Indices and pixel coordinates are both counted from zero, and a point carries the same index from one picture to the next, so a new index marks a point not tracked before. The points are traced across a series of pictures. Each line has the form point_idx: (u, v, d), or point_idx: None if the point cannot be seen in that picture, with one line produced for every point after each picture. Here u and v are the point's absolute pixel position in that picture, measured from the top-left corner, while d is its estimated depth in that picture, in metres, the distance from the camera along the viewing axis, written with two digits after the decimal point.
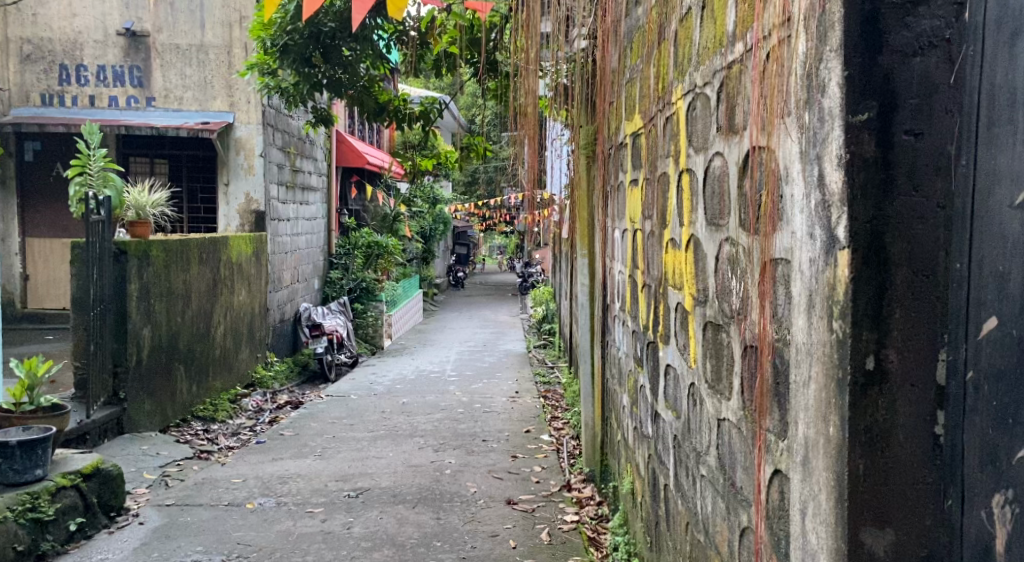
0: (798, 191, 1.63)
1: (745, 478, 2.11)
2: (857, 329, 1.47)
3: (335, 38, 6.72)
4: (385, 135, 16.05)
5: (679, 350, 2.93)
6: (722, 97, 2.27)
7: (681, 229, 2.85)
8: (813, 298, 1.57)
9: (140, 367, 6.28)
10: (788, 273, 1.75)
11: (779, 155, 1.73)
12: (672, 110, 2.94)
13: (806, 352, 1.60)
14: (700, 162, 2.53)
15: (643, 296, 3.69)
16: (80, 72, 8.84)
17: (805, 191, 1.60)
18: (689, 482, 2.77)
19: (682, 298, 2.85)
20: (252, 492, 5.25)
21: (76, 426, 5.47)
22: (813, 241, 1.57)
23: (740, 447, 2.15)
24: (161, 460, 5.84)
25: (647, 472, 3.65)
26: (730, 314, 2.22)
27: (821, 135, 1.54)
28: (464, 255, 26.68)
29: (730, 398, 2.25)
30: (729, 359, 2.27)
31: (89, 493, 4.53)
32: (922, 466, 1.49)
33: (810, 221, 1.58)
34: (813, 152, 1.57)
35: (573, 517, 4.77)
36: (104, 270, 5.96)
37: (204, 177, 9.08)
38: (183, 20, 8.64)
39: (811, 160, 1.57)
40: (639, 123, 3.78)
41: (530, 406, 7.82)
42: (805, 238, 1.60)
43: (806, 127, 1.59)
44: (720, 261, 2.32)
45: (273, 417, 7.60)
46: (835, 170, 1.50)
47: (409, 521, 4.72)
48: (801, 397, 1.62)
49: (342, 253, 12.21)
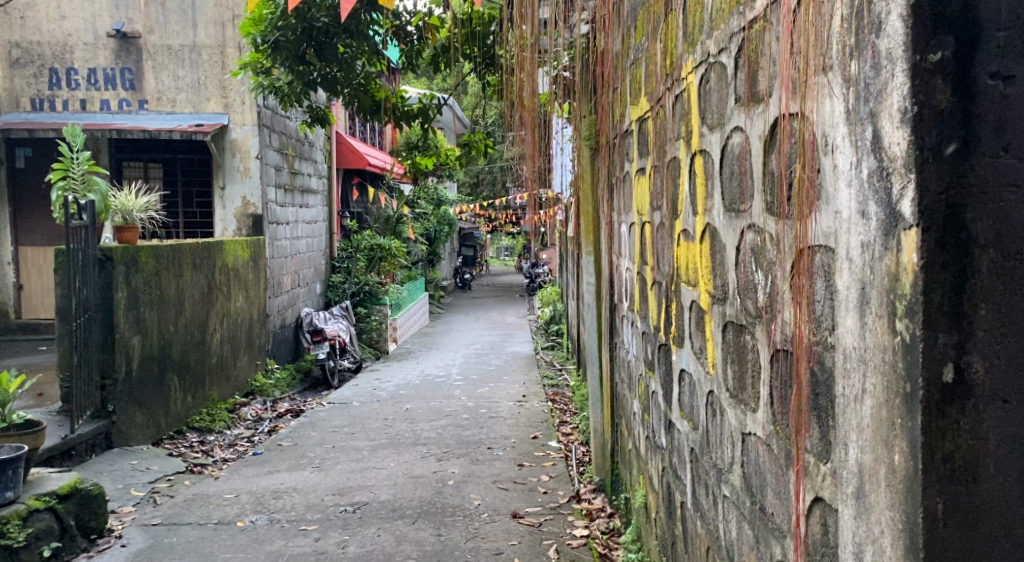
0: (845, 160, 1.33)
1: (776, 503, 1.82)
2: (932, 330, 1.17)
3: (329, 35, 6.42)
4: (387, 136, 15.80)
5: (695, 354, 2.64)
6: (740, 63, 1.99)
7: (694, 219, 2.56)
8: (867, 291, 1.28)
9: (130, 379, 6.01)
10: (831, 261, 1.45)
11: (816, 120, 1.44)
12: (682, 88, 2.66)
13: (859, 358, 1.30)
14: (716, 142, 2.25)
15: (653, 295, 3.40)
16: (71, 75, 8.55)
17: (854, 158, 1.31)
18: (709, 502, 2.49)
19: (697, 296, 2.56)
20: (244, 509, 4.96)
21: (58, 443, 5.19)
22: (867, 222, 1.27)
23: (770, 469, 1.87)
24: (150, 476, 5.55)
25: (661, 486, 3.36)
26: (754, 312, 1.94)
27: (876, 87, 1.25)
28: (472, 257, 26.43)
29: (756, 410, 1.97)
30: (754, 364, 1.98)
31: (67, 515, 4.25)
32: (1019, 503, 1.20)
33: (861, 196, 1.29)
34: (866, 107, 1.27)
35: (583, 532, 4.48)
36: (89, 279, 5.66)
37: (200, 181, 8.75)
38: (175, 20, 8.37)
39: (864, 119, 1.27)
40: (644, 106, 3.52)
41: (537, 410, 7.54)
42: (855, 217, 1.30)
43: (856, 78, 1.30)
44: (742, 252, 2.03)
45: (274, 426, 7.33)
46: (898, 129, 1.20)
47: (408, 539, 4.43)
48: (851, 413, 1.33)
49: (344, 257, 11.92)
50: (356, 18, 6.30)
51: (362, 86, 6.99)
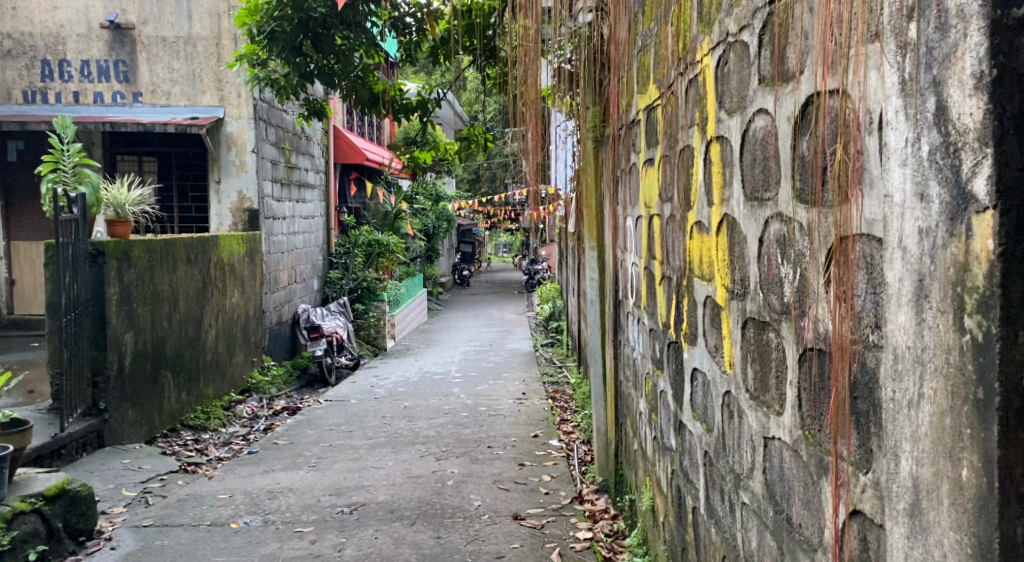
0: (900, 136, 1.20)
1: (805, 514, 1.69)
2: (1011, 327, 1.04)
3: (327, 26, 6.26)
4: (385, 130, 15.61)
5: (710, 353, 2.50)
6: (766, 41, 1.87)
7: (709, 209, 2.44)
8: (926, 284, 1.15)
9: (122, 376, 5.85)
10: (876, 252, 1.33)
11: (862, 95, 1.32)
12: (696, 71, 2.54)
13: (914, 357, 1.18)
14: (736, 127, 2.12)
15: (662, 290, 3.27)
16: (64, 67, 8.35)
17: (914, 134, 1.18)
18: (725, 508, 2.36)
19: (712, 290, 2.43)
20: (238, 510, 4.82)
21: (47, 441, 5.04)
22: (927, 206, 1.15)
23: (798, 476, 1.73)
24: (142, 475, 5.40)
25: (670, 489, 3.22)
26: (780, 307, 1.82)
27: (942, 51, 1.12)
28: (470, 253, 26.24)
29: (782, 413, 1.84)
30: (779, 363, 1.86)
31: (54, 517, 4.10)
32: None
33: (920, 174, 1.16)
34: (929, 75, 1.14)
35: (586, 534, 4.35)
36: (79, 273, 5.50)
37: (195, 175, 8.59)
38: (169, 11, 8.19)
39: (925, 89, 1.15)
40: (652, 94, 3.38)
41: (537, 408, 7.40)
42: (912, 200, 1.18)
43: (915, 42, 1.17)
44: (766, 244, 1.90)
45: (270, 424, 7.20)
46: (971, 96, 1.07)
47: (407, 541, 4.30)
48: (905, 420, 1.20)
49: (342, 252, 11.72)
50: (353, 9, 6.14)
51: (359, 77, 6.84)
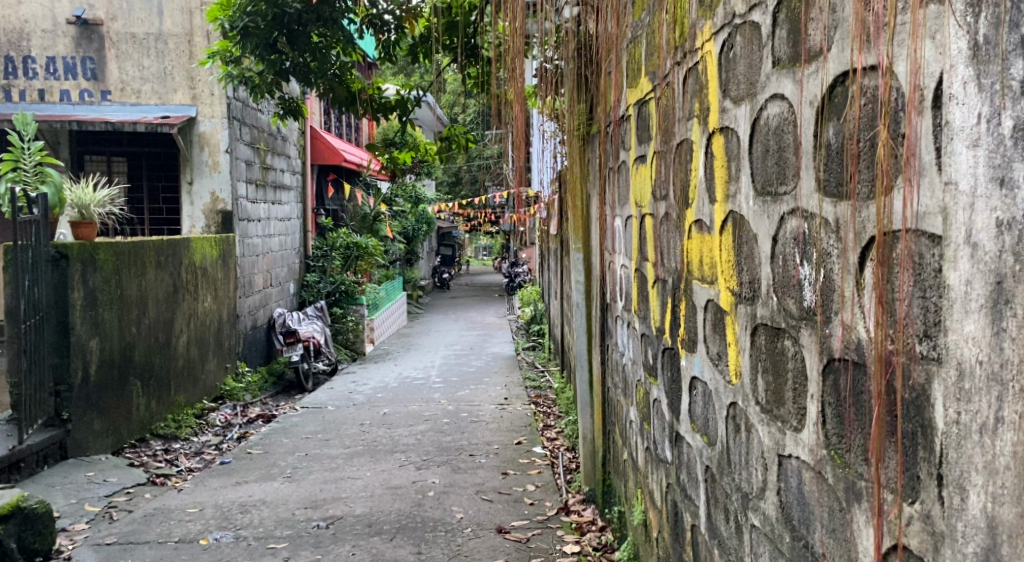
0: (973, 112, 1.10)
1: (830, 544, 1.52)
2: None
3: (302, 22, 6.00)
4: (363, 131, 15.34)
5: (712, 363, 2.32)
6: (784, 19, 1.70)
7: (712, 208, 2.25)
8: (1006, 287, 1.07)
9: (87, 385, 5.61)
10: (936, 249, 1.18)
11: (921, 63, 1.18)
12: (696, 59, 2.36)
13: (988, 376, 1.10)
14: (744, 117, 1.94)
15: (655, 294, 3.09)
16: (28, 64, 8.02)
17: (993, 107, 1.07)
18: (729, 528, 2.20)
19: (715, 294, 2.25)
20: (208, 525, 4.59)
21: (3, 455, 4.79)
22: (1010, 194, 1.06)
23: (821, 501, 1.55)
24: (107, 488, 5.16)
25: (665, 504, 3.04)
26: (799, 314, 1.64)
27: None
28: (450, 256, 25.94)
29: (800, 428, 1.67)
30: (795, 374, 1.69)
31: (7, 538, 3.83)
32: None
33: (1002, 155, 1.07)
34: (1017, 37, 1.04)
35: (573, 547, 4.16)
36: (39, 278, 5.25)
37: (167, 176, 8.34)
38: (139, 7, 7.93)
39: (1008, 54, 1.05)
40: (645, 88, 3.19)
41: (520, 414, 7.21)
42: (990, 188, 1.09)
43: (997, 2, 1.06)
44: (783, 242, 1.73)
45: (243, 432, 6.96)
46: None
47: (385, 558, 4.09)
48: (974, 449, 1.12)
49: (319, 255, 11.47)
50: (330, 5, 5.89)
51: (336, 77, 6.56)
